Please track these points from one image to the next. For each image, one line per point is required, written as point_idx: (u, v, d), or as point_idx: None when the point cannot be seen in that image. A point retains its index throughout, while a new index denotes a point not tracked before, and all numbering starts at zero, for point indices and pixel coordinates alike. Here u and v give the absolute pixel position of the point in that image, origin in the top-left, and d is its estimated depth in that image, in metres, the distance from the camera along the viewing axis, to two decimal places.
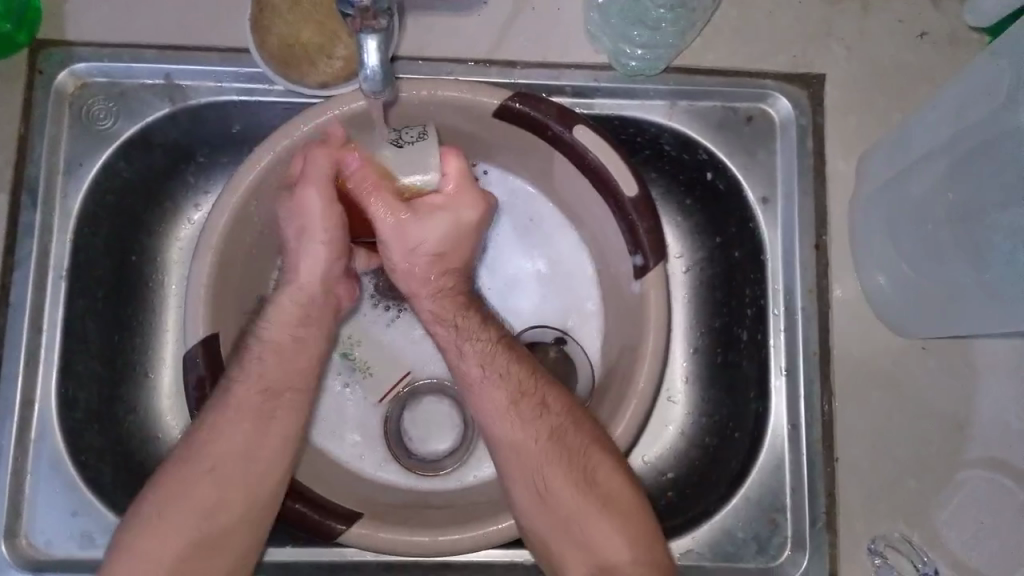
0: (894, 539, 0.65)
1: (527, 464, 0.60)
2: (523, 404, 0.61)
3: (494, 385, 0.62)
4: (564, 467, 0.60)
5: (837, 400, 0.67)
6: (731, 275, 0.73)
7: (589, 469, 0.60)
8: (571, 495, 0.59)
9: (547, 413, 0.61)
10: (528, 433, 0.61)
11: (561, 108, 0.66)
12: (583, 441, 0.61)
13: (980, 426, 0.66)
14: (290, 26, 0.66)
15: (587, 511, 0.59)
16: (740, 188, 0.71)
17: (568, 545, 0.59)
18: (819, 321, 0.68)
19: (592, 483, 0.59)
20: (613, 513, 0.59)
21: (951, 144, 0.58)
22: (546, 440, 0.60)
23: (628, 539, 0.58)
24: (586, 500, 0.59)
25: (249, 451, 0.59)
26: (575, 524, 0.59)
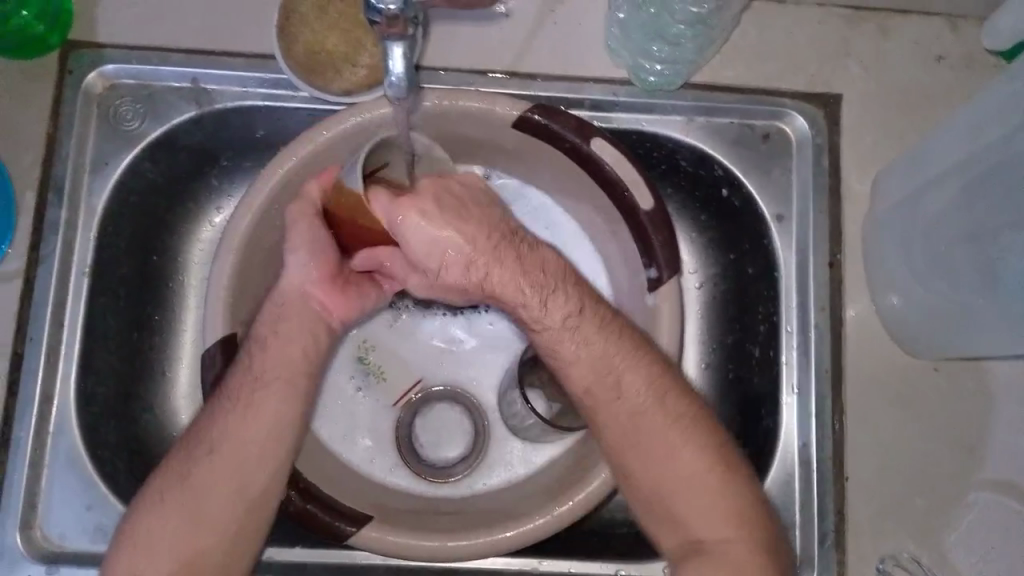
0: (903, 557, 0.65)
1: (623, 432, 0.59)
2: (619, 366, 0.60)
3: (596, 343, 0.60)
4: (658, 438, 0.59)
5: (847, 419, 0.67)
6: (743, 290, 0.74)
7: (676, 443, 0.59)
8: (667, 461, 0.58)
9: (637, 376, 0.60)
10: (627, 396, 0.60)
11: (579, 121, 0.67)
12: (679, 410, 0.59)
13: (991, 448, 0.66)
14: (316, 35, 0.68)
15: (683, 486, 0.58)
16: (754, 205, 0.71)
17: (663, 520, 0.58)
18: (832, 341, 0.69)
19: (686, 453, 0.58)
20: (706, 485, 0.58)
21: (963, 165, 0.58)
22: (644, 408, 0.59)
23: (724, 513, 0.57)
24: (683, 474, 0.58)
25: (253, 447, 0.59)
26: (670, 498, 0.58)
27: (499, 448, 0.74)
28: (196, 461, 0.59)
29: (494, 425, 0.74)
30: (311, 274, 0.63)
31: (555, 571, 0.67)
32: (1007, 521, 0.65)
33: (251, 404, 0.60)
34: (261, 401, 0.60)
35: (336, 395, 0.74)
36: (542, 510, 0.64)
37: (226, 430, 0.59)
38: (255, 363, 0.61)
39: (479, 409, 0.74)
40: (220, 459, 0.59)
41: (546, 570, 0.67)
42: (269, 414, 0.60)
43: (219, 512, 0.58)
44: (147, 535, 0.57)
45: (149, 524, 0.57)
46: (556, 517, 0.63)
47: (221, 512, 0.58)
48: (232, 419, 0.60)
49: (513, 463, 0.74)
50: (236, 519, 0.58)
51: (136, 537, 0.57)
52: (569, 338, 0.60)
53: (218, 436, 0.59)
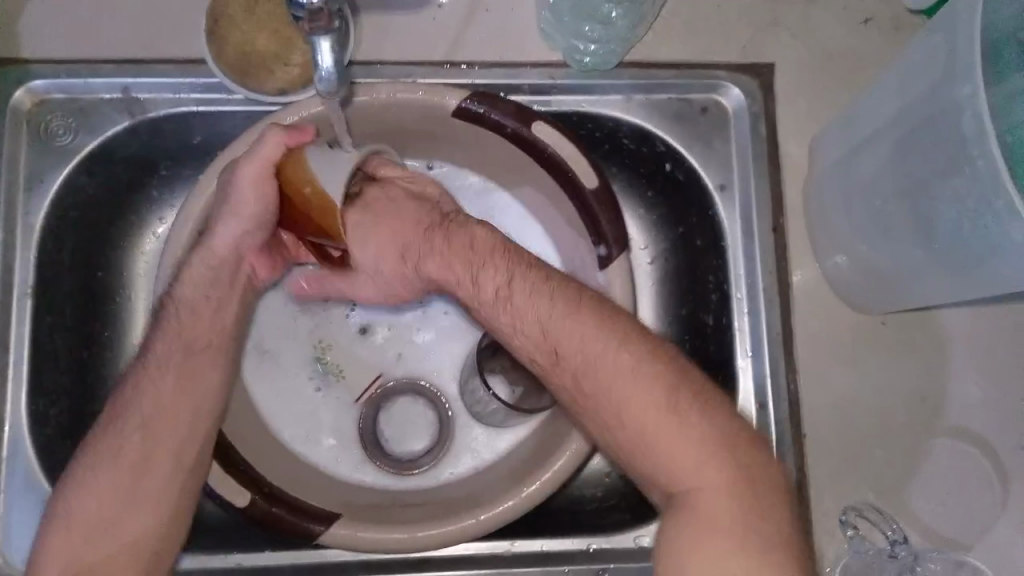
0: (864, 508, 0.66)
1: (576, 364, 0.55)
2: (567, 306, 0.57)
3: (541, 292, 0.58)
4: (615, 365, 0.54)
5: (801, 377, 0.69)
6: (695, 262, 0.75)
7: (635, 369, 0.53)
8: (630, 390, 0.53)
9: (574, 313, 0.56)
10: (573, 330, 0.56)
11: (519, 107, 0.68)
12: (631, 333, 0.55)
13: (940, 395, 0.68)
14: (244, 35, 0.67)
15: (652, 420, 0.52)
16: (698, 177, 0.72)
17: (640, 456, 0.53)
18: (779, 304, 0.70)
19: (635, 385, 0.53)
20: (659, 416, 0.52)
21: (895, 121, 0.59)
22: (594, 336, 0.55)
23: (703, 455, 0.51)
24: (650, 405, 0.52)
25: (183, 417, 0.61)
26: (643, 433, 0.52)
27: (463, 436, 0.74)
28: (126, 433, 0.59)
29: (458, 414, 0.74)
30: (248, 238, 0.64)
31: (527, 551, 0.67)
32: (960, 465, 0.67)
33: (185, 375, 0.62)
34: (193, 373, 0.62)
35: (297, 397, 0.73)
36: (510, 493, 0.64)
37: (159, 400, 0.60)
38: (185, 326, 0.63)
39: (443, 399, 0.74)
40: (154, 429, 0.59)
41: (517, 551, 0.67)
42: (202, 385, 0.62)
43: (157, 485, 0.59)
44: (82, 517, 0.57)
45: (86, 505, 0.57)
46: (523, 498, 0.64)
47: (157, 485, 0.59)
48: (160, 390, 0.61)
49: (478, 449, 0.74)
50: (172, 492, 0.59)
51: (64, 514, 0.57)
52: (514, 292, 0.59)
53: (148, 407, 0.60)
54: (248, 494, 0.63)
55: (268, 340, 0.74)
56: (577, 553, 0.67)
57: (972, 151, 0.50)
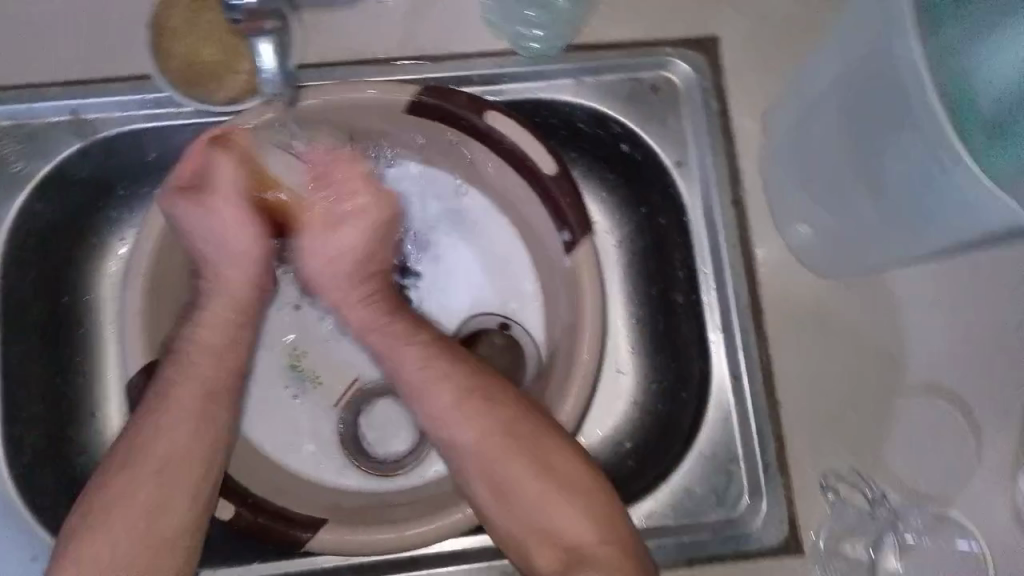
0: (842, 471, 0.67)
1: (481, 453, 0.61)
2: (476, 398, 0.61)
3: (446, 381, 0.62)
4: (519, 456, 0.60)
5: (772, 346, 0.70)
6: (660, 240, 0.74)
7: (535, 451, 0.60)
8: (530, 479, 0.60)
9: (506, 404, 0.62)
10: (472, 421, 0.61)
11: (471, 98, 0.68)
12: (530, 424, 0.61)
13: (908, 354, 0.69)
14: (192, 46, 0.68)
15: (547, 496, 0.59)
16: (655, 156, 0.73)
17: (534, 533, 0.59)
18: (745, 276, 0.71)
19: (550, 468, 0.60)
20: (570, 496, 0.59)
21: (838, 85, 0.59)
22: (490, 429, 0.61)
23: (589, 522, 0.58)
24: (545, 487, 0.60)
25: (185, 447, 0.59)
26: (543, 510, 0.59)
27: None
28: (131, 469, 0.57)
29: None
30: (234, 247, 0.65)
31: None
32: (936, 421, 0.68)
33: (170, 398, 0.60)
34: (179, 396, 0.60)
35: (274, 405, 0.73)
36: None
37: (159, 430, 0.59)
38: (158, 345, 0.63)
39: None
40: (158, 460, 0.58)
41: None
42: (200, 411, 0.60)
43: (167, 518, 0.57)
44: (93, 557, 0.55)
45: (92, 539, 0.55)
46: None
47: (167, 518, 0.57)
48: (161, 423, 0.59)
49: None
50: (176, 520, 0.57)
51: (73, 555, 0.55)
52: (422, 382, 0.62)
53: (151, 441, 0.58)
54: (232, 506, 0.64)
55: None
56: None
57: (916, 104, 0.50)
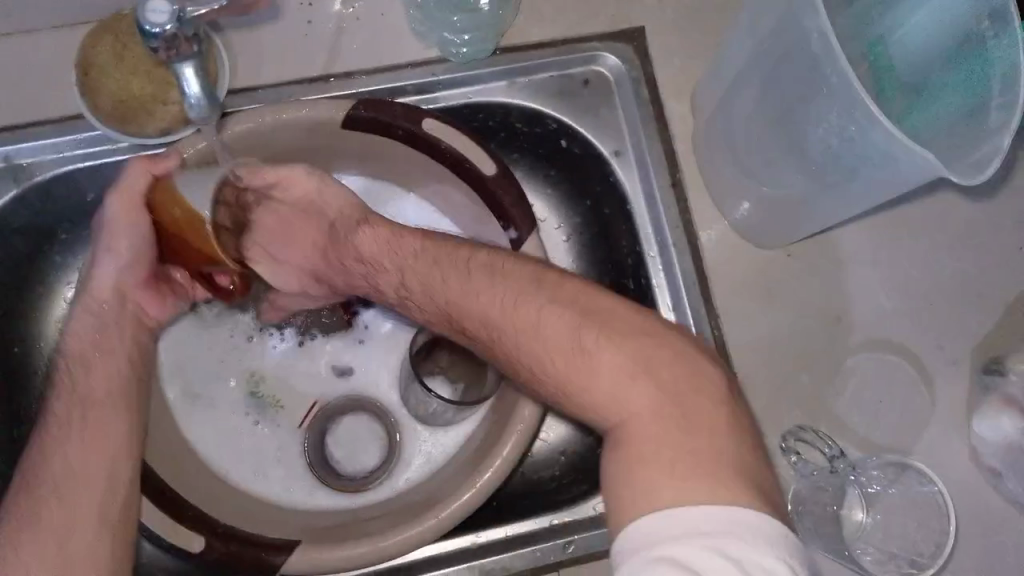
0: (802, 431, 0.68)
1: (477, 318, 0.53)
2: (466, 264, 0.56)
3: (437, 256, 0.59)
4: (536, 306, 0.49)
5: (723, 320, 0.71)
6: (608, 230, 0.76)
7: (556, 308, 0.49)
8: (559, 337, 0.48)
9: (503, 267, 0.54)
10: (467, 289, 0.54)
11: (405, 107, 0.68)
12: (541, 274, 0.52)
13: (855, 314, 0.71)
14: (120, 81, 0.66)
15: (587, 359, 0.46)
16: (592, 147, 0.74)
17: (578, 400, 0.47)
18: (691, 254, 0.72)
19: (581, 322, 0.47)
20: (610, 348, 0.46)
21: (755, 60, 0.61)
22: (490, 292, 0.53)
23: (636, 386, 0.44)
24: (586, 351, 0.46)
25: (92, 464, 0.59)
26: (585, 371, 0.46)
27: (412, 443, 0.74)
28: (41, 489, 0.57)
29: (404, 421, 0.74)
30: (126, 276, 0.65)
31: (491, 540, 0.68)
32: (886, 376, 0.70)
33: (86, 428, 0.60)
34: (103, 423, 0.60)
35: (237, 435, 0.73)
36: (464, 486, 0.65)
37: (67, 447, 0.59)
38: (82, 386, 0.62)
39: (385, 409, 0.74)
40: (68, 476, 0.58)
41: (484, 540, 0.68)
42: (110, 428, 0.60)
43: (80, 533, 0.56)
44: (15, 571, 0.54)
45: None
46: (479, 489, 0.64)
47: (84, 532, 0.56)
48: (65, 442, 0.59)
49: (429, 451, 0.74)
50: (87, 535, 0.57)
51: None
52: (413, 264, 0.60)
53: (59, 458, 0.58)
54: (202, 537, 0.63)
55: (195, 383, 0.73)
56: (544, 532, 0.68)
57: (828, 69, 0.52)
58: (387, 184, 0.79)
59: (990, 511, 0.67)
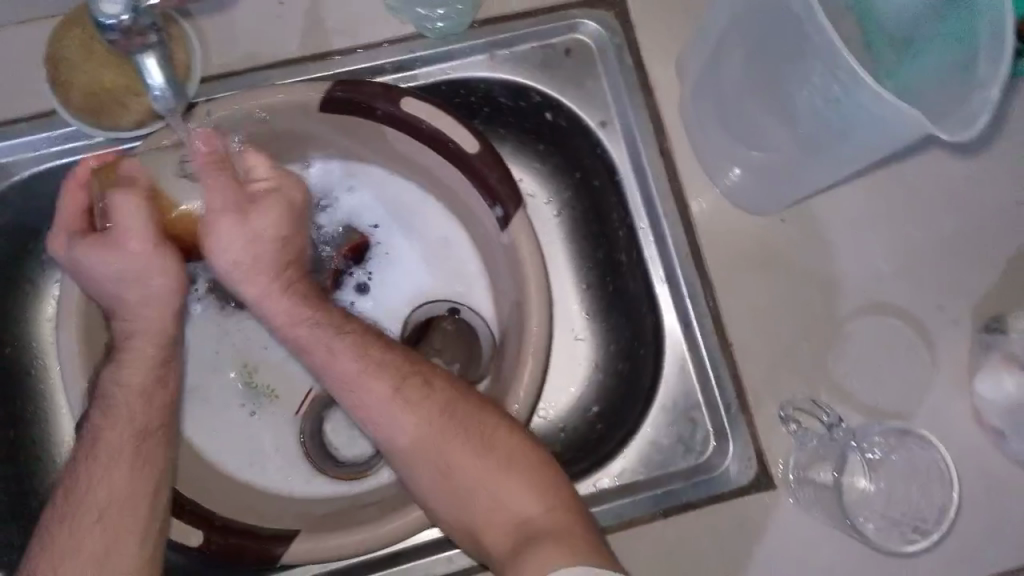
0: (800, 401, 0.67)
1: (425, 442, 0.61)
2: (411, 381, 0.62)
3: (383, 361, 0.62)
4: (460, 437, 0.61)
5: (719, 290, 0.70)
6: (598, 203, 0.78)
7: (477, 430, 0.61)
8: (474, 459, 0.61)
9: (436, 384, 0.63)
10: (410, 409, 0.61)
11: (384, 87, 0.67)
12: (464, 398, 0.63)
13: (852, 277, 0.70)
14: (89, 74, 0.64)
15: (493, 477, 0.60)
16: (578, 119, 0.73)
17: (484, 514, 0.60)
18: (683, 225, 0.71)
19: (490, 443, 0.61)
20: (512, 466, 0.60)
21: (739, 21, 0.59)
22: (423, 411, 0.62)
23: (532, 492, 0.59)
24: (491, 468, 0.60)
25: (121, 492, 0.58)
26: (488, 488, 0.60)
27: None
28: (71, 516, 0.57)
29: None
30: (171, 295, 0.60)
31: None
32: (887, 340, 0.69)
33: (110, 451, 0.59)
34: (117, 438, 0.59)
35: (233, 425, 0.72)
36: None
37: (90, 473, 0.58)
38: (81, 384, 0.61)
39: None
40: (100, 500, 0.58)
41: None
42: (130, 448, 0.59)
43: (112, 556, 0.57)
44: None
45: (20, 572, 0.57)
46: None
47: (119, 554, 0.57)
48: (94, 471, 0.58)
49: None
50: (121, 560, 0.57)
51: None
52: (349, 372, 0.61)
53: (88, 484, 0.58)
54: (200, 532, 0.63)
55: (190, 375, 0.73)
56: None
57: (811, 28, 0.49)
58: (365, 165, 0.78)
59: (994, 472, 0.66)
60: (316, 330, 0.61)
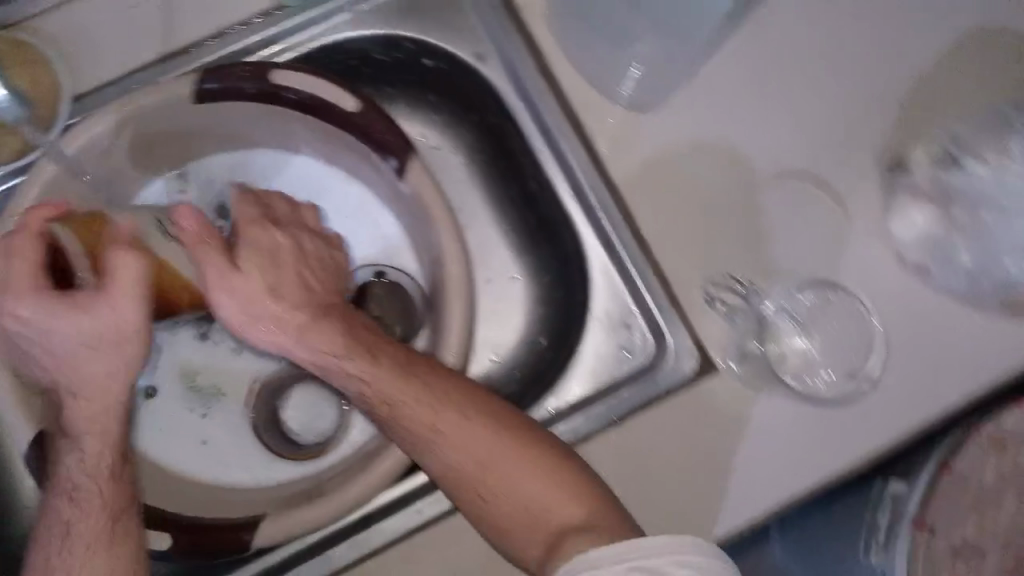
0: (719, 279, 0.68)
1: (443, 451, 0.57)
2: (417, 388, 0.59)
3: (386, 373, 0.59)
4: (478, 445, 0.57)
5: (625, 192, 0.70)
6: (498, 140, 0.79)
7: (496, 435, 0.57)
8: (499, 467, 0.56)
9: (445, 387, 0.59)
10: (421, 413, 0.58)
11: (251, 65, 0.66)
12: (467, 396, 0.59)
13: (753, 150, 0.70)
14: None
15: (517, 481, 0.56)
16: (455, 59, 0.73)
17: (516, 527, 0.56)
18: (578, 137, 0.71)
19: (511, 444, 0.57)
20: (535, 470, 0.56)
21: None
22: (437, 416, 0.58)
23: (560, 493, 0.55)
24: (515, 473, 0.56)
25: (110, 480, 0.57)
26: (515, 496, 0.56)
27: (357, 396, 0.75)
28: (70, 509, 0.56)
29: None
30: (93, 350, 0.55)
31: None
32: (798, 204, 0.69)
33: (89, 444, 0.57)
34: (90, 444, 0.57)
35: (186, 433, 0.72)
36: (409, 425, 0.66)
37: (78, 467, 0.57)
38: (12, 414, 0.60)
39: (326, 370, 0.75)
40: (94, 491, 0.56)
41: None
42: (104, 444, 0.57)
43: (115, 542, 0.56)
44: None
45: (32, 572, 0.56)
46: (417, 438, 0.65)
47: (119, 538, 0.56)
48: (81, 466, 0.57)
49: None
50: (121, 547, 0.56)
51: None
52: (357, 384, 0.59)
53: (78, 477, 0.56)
54: (167, 533, 0.63)
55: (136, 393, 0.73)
56: None
57: None
58: (247, 155, 0.77)
59: (926, 306, 0.66)
60: (303, 337, 0.60)
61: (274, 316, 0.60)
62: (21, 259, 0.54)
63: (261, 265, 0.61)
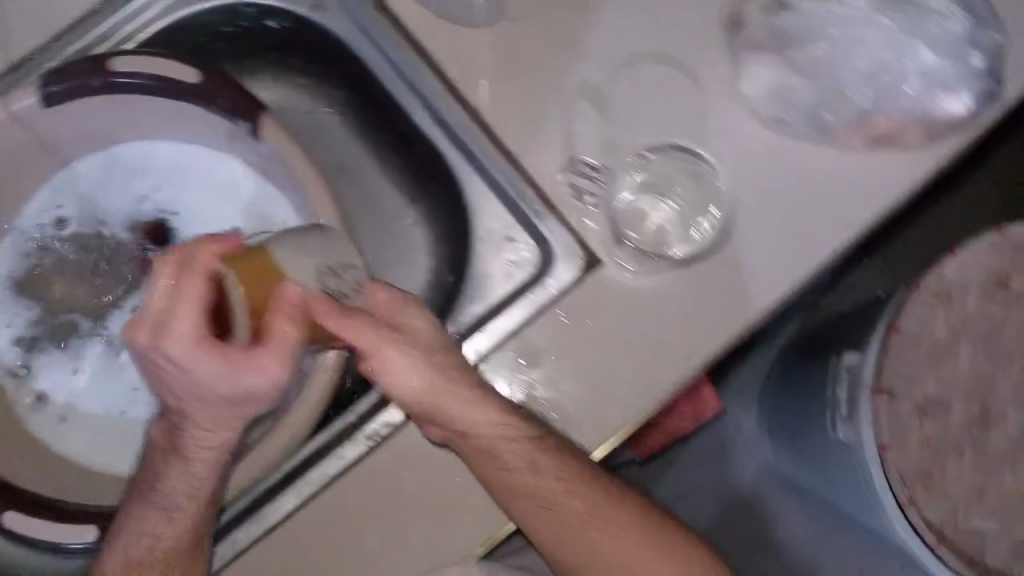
0: (580, 168, 0.69)
1: (545, 494, 0.64)
2: (530, 445, 0.63)
3: (499, 425, 0.63)
4: (579, 501, 0.65)
5: (481, 105, 0.69)
6: (356, 91, 0.79)
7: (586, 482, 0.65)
8: (594, 525, 0.66)
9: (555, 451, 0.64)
10: (531, 463, 0.63)
11: (92, 59, 0.67)
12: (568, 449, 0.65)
13: (594, 42, 0.70)
14: None
15: (621, 546, 0.65)
16: (296, 15, 0.75)
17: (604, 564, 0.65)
18: (425, 62, 0.71)
19: (599, 502, 0.66)
20: (630, 528, 0.66)
21: None
22: (547, 476, 0.64)
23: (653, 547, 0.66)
24: (604, 519, 0.66)
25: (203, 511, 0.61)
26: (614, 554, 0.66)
27: None
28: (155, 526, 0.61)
29: None
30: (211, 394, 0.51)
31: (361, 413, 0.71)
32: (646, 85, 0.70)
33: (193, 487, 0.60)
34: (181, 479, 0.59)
35: (104, 431, 0.73)
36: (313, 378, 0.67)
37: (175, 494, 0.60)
38: None
39: None
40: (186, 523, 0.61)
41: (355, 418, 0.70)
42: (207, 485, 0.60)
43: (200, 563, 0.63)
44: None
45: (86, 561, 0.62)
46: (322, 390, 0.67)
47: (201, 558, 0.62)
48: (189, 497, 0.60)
49: None
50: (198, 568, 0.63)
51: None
52: (471, 426, 0.62)
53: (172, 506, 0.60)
54: (94, 524, 0.65)
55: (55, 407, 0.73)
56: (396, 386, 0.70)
57: None
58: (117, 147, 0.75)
59: (783, 157, 0.68)
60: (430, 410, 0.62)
61: (412, 382, 0.61)
62: (189, 306, 0.48)
63: (415, 362, 0.61)
